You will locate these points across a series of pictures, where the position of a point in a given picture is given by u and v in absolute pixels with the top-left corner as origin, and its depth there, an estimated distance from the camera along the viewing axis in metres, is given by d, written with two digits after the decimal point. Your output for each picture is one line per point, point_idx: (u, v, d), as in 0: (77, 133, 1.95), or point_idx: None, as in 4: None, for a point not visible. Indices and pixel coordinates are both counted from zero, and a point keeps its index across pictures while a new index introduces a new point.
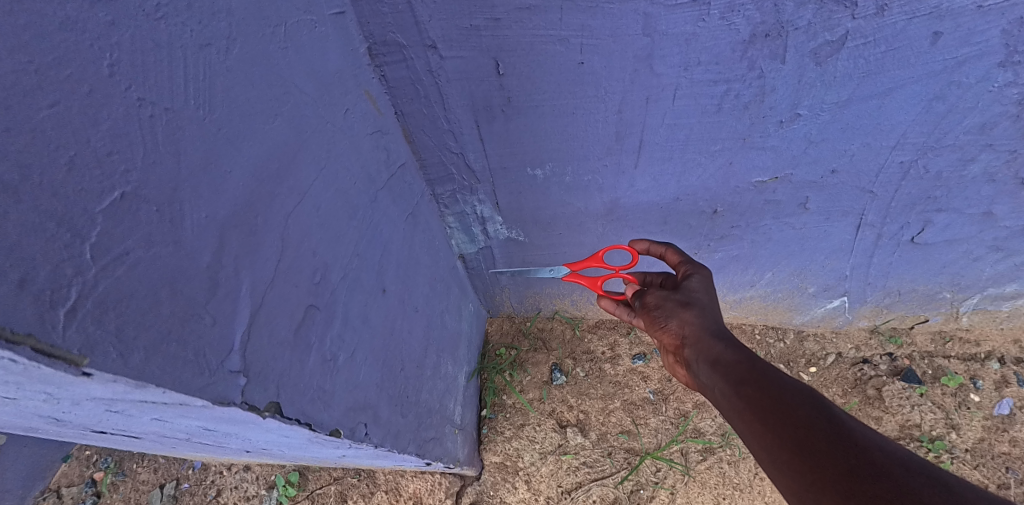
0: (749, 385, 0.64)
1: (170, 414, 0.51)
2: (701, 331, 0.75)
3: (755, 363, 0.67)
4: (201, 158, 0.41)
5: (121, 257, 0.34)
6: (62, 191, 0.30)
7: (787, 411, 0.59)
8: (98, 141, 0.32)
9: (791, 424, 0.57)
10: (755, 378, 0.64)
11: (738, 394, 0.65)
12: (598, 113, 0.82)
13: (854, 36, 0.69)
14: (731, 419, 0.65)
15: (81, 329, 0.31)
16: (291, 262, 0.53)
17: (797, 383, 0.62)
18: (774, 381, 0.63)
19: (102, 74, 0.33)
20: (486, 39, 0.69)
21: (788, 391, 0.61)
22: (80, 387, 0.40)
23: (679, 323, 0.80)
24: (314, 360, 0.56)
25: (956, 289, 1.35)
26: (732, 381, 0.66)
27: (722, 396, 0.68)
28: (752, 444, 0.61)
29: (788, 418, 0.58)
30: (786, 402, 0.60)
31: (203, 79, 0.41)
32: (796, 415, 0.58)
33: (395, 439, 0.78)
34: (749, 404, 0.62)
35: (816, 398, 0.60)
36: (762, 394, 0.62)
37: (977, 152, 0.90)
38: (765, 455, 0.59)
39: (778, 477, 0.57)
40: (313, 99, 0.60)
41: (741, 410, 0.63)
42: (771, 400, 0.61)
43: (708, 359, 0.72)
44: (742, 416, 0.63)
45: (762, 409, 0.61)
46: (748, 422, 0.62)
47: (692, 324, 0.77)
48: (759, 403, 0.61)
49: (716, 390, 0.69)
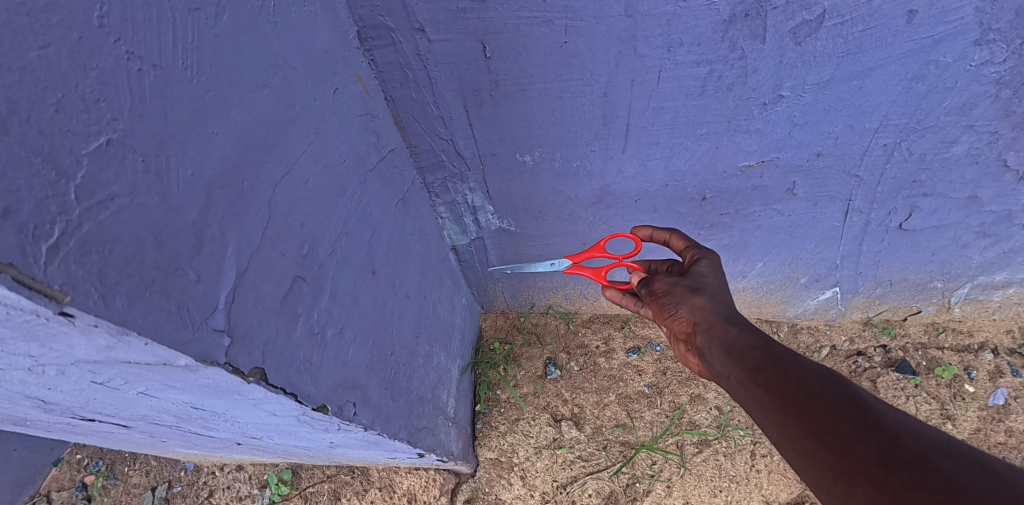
0: (766, 371, 0.63)
1: (155, 383, 0.51)
2: (714, 317, 0.76)
3: (771, 347, 0.67)
4: (188, 116, 0.42)
5: (106, 201, 0.35)
6: (49, 129, 0.32)
7: (810, 397, 0.58)
8: (86, 87, 0.34)
9: (815, 411, 0.57)
10: (771, 364, 0.64)
11: (756, 381, 0.64)
12: (585, 97, 0.83)
13: (832, 14, 0.70)
14: (747, 405, 0.64)
15: (62, 266, 0.32)
16: (279, 230, 0.54)
17: (817, 364, 0.62)
18: (792, 364, 0.62)
19: (91, 24, 0.34)
20: (473, 21, 0.71)
21: (805, 373, 0.61)
22: (64, 344, 0.40)
23: (690, 309, 0.80)
24: (300, 330, 0.57)
25: (947, 277, 1.37)
26: (748, 368, 0.66)
27: (739, 384, 0.67)
28: (772, 433, 0.60)
29: (813, 404, 0.57)
30: (807, 387, 0.59)
31: (191, 42, 0.43)
32: (820, 401, 0.57)
33: (385, 423, 0.78)
34: (769, 391, 0.61)
35: (839, 381, 0.59)
36: (782, 378, 0.61)
37: (959, 133, 0.91)
38: (785, 443, 0.58)
39: (802, 470, 0.56)
40: (302, 75, 0.61)
41: (760, 398, 0.62)
42: (792, 386, 0.60)
43: (721, 346, 0.71)
44: (761, 405, 0.62)
45: (781, 396, 0.60)
46: (767, 410, 0.61)
47: (703, 310, 0.78)
48: (779, 388, 0.61)
49: (732, 377, 0.68)
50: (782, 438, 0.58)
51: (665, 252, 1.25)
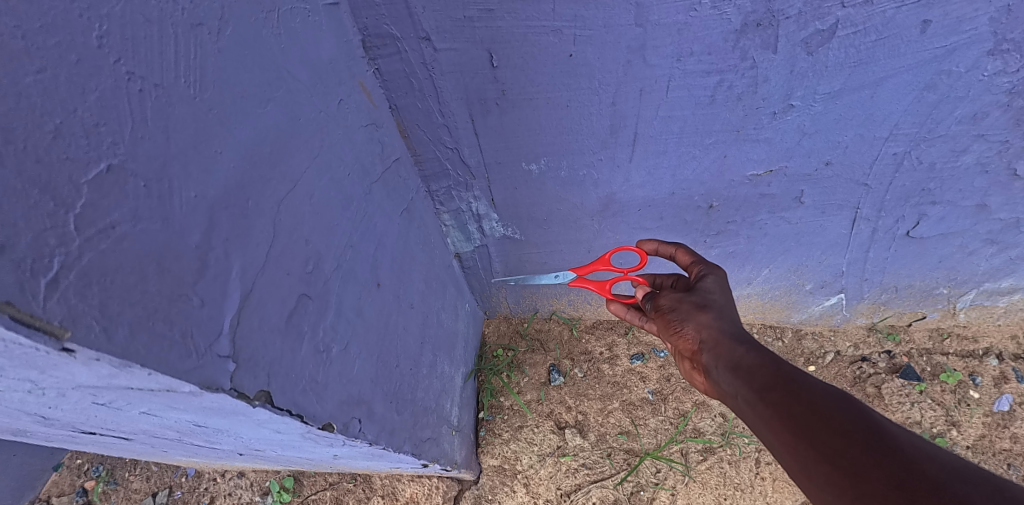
0: (775, 390, 0.62)
1: (158, 404, 0.50)
2: (720, 335, 0.74)
3: (781, 366, 0.66)
4: (192, 136, 0.41)
5: (107, 230, 0.34)
6: (47, 157, 0.31)
7: (821, 418, 0.57)
8: (85, 111, 0.33)
9: (825, 433, 0.56)
10: (780, 384, 0.63)
11: (764, 401, 0.63)
12: (592, 106, 0.82)
13: (845, 24, 0.69)
14: (757, 427, 0.64)
15: (62, 300, 0.31)
16: (283, 248, 0.53)
17: (827, 384, 0.61)
18: (801, 384, 0.61)
19: (90, 45, 0.33)
20: (479, 30, 0.69)
21: (814, 392, 0.60)
22: (65, 372, 0.39)
23: (696, 326, 0.79)
24: (305, 350, 0.55)
25: (953, 284, 1.35)
26: (756, 388, 0.65)
27: (747, 404, 0.66)
28: (783, 455, 0.60)
29: (824, 426, 0.56)
30: (816, 407, 0.58)
31: (194, 59, 0.42)
32: (831, 422, 0.56)
33: (390, 437, 0.77)
34: (778, 412, 0.60)
35: (850, 402, 0.58)
36: (791, 400, 0.60)
37: (969, 142, 0.90)
38: (798, 466, 0.57)
39: (815, 492, 0.55)
40: (307, 86, 0.60)
41: (768, 419, 0.61)
42: (802, 406, 0.59)
43: (728, 365, 0.70)
44: (771, 426, 0.61)
45: (792, 417, 0.59)
46: (777, 432, 0.60)
47: (709, 327, 0.76)
48: (788, 409, 0.60)
49: (739, 396, 0.67)
50: (794, 461, 0.57)
51: (671, 266, 1.24)
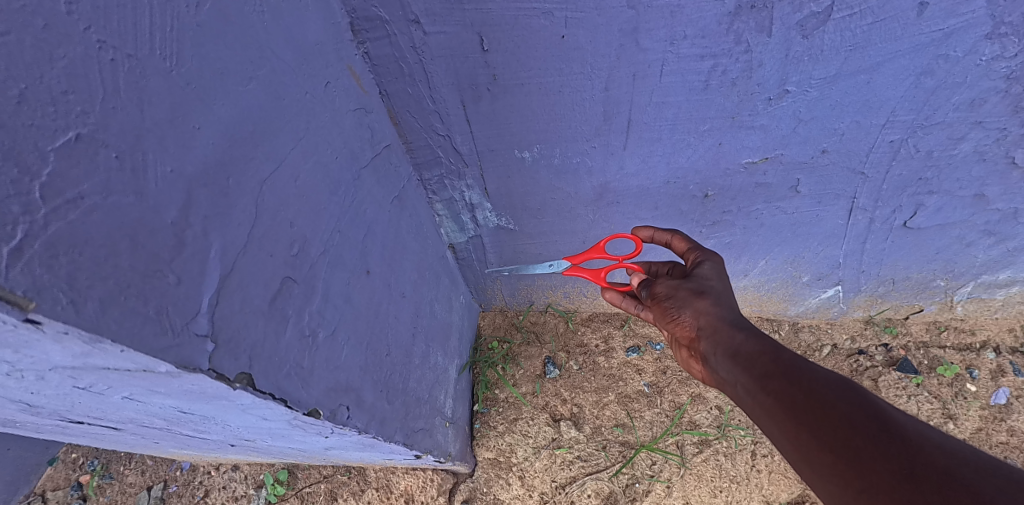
0: (776, 379, 0.61)
1: (140, 387, 0.49)
2: (718, 322, 0.73)
3: (780, 353, 0.65)
4: (169, 110, 0.40)
5: (76, 201, 0.33)
6: (11, 123, 0.30)
7: (824, 409, 0.55)
8: (53, 78, 0.32)
9: (828, 424, 0.54)
10: (780, 371, 0.62)
11: (764, 390, 0.62)
12: (585, 92, 0.81)
13: (840, 7, 0.68)
14: (758, 415, 0.63)
15: (26, 270, 0.31)
16: (267, 229, 0.52)
17: (830, 372, 0.59)
18: (803, 372, 0.60)
19: (59, 10, 0.32)
20: (470, 13, 0.68)
21: (813, 379, 0.59)
22: (39, 351, 0.38)
23: (694, 313, 0.77)
24: (290, 333, 0.55)
25: (950, 276, 1.35)
26: (755, 376, 0.64)
27: (746, 393, 0.65)
28: (784, 444, 0.58)
29: (827, 416, 0.55)
30: (819, 397, 0.57)
31: (170, 30, 0.41)
32: (833, 412, 0.55)
33: (380, 425, 0.76)
34: (779, 400, 0.59)
35: (853, 390, 0.57)
36: (792, 388, 0.59)
37: (967, 130, 0.89)
38: (800, 457, 0.56)
39: (819, 484, 0.54)
40: (292, 68, 0.59)
41: (768, 408, 0.60)
42: (804, 394, 0.58)
43: (726, 352, 0.69)
44: (771, 415, 0.60)
45: (792, 405, 0.58)
46: (778, 420, 0.59)
47: (706, 314, 0.75)
48: (787, 398, 0.59)
49: (739, 385, 0.66)
50: (795, 451, 0.56)
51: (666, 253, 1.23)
